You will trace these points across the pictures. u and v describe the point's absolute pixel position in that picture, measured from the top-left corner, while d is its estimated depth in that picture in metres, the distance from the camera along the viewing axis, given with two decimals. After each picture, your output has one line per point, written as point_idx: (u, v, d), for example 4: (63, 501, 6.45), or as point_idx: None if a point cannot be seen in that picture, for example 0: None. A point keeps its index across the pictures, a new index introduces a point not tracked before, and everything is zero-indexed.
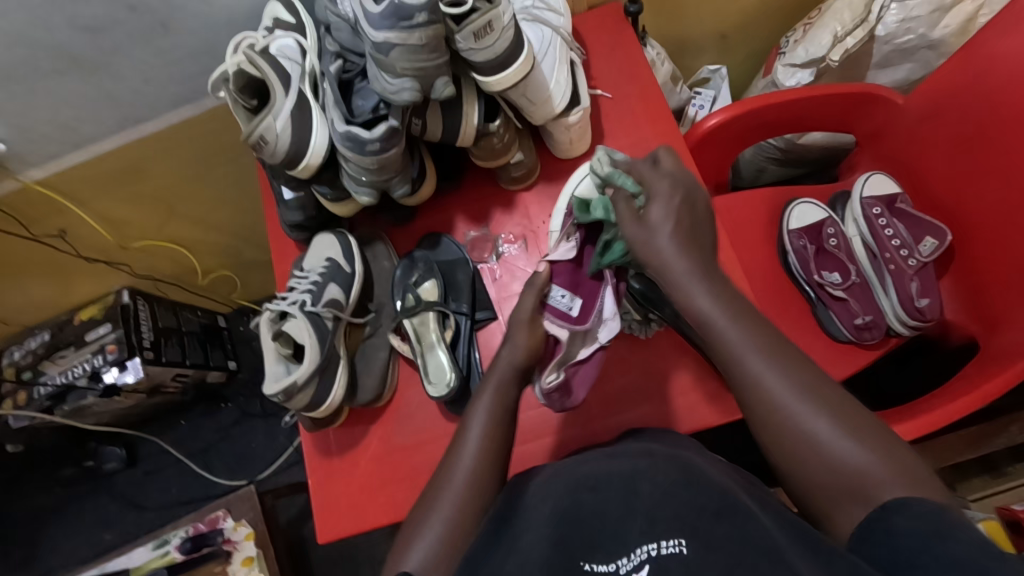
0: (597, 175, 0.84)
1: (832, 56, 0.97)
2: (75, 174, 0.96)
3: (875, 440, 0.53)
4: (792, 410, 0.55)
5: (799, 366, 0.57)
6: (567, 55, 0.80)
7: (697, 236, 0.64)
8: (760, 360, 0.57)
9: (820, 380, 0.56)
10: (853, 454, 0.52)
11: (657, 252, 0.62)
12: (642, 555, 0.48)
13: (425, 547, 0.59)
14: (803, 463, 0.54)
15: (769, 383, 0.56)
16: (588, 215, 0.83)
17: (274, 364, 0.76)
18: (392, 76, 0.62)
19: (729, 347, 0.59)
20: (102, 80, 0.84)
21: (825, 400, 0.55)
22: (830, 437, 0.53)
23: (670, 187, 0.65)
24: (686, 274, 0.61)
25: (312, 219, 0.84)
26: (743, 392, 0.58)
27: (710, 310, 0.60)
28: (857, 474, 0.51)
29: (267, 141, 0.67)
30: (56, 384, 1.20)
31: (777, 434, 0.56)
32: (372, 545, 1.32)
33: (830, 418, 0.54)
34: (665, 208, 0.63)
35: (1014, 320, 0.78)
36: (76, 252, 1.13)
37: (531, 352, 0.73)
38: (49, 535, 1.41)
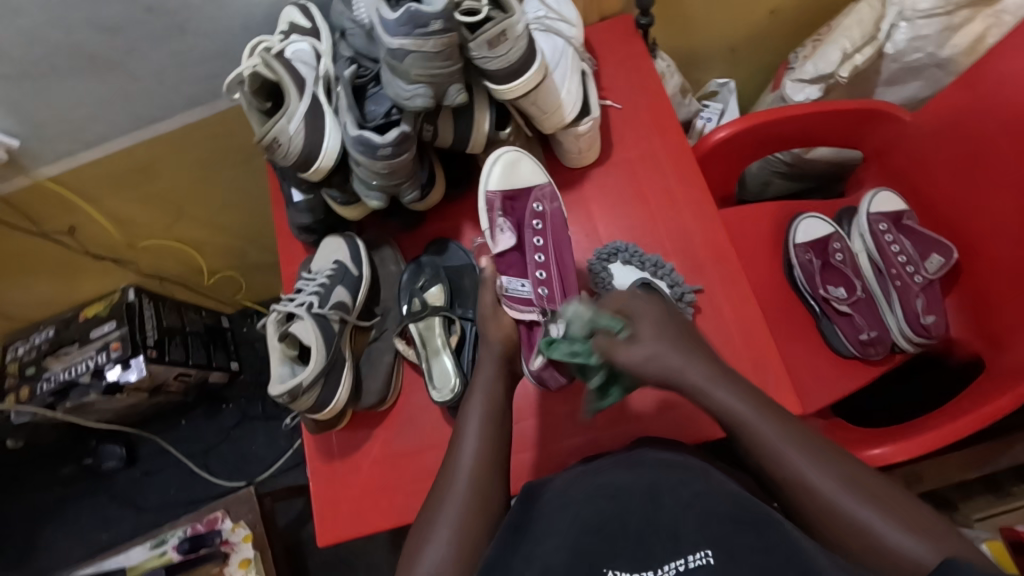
0: (503, 158, 0.79)
1: (840, 73, 0.98)
2: (87, 171, 0.96)
3: (920, 521, 0.53)
4: (838, 506, 0.55)
5: (839, 461, 0.57)
6: (579, 65, 0.81)
7: (673, 328, 0.68)
8: (798, 456, 0.58)
9: (862, 471, 0.57)
10: (908, 542, 0.52)
11: (652, 367, 0.65)
12: (670, 572, 0.50)
13: (435, 552, 0.59)
14: (853, 547, 0.54)
15: (808, 481, 0.57)
16: (514, 193, 0.79)
17: (279, 365, 0.76)
18: (406, 82, 0.62)
19: (762, 447, 0.59)
20: (118, 79, 0.85)
21: (863, 487, 0.56)
22: (884, 527, 0.53)
23: (650, 326, 0.68)
24: (705, 381, 0.64)
25: (320, 222, 0.85)
26: (783, 489, 0.58)
27: (747, 423, 0.60)
28: (906, 558, 0.52)
29: (280, 143, 0.68)
30: (59, 381, 1.20)
31: (817, 520, 0.56)
32: (370, 550, 1.31)
33: (871, 502, 0.55)
34: (642, 349, 0.65)
35: (1020, 339, 0.77)
36: (84, 249, 1.14)
37: (506, 345, 0.75)
38: (47, 532, 1.41)
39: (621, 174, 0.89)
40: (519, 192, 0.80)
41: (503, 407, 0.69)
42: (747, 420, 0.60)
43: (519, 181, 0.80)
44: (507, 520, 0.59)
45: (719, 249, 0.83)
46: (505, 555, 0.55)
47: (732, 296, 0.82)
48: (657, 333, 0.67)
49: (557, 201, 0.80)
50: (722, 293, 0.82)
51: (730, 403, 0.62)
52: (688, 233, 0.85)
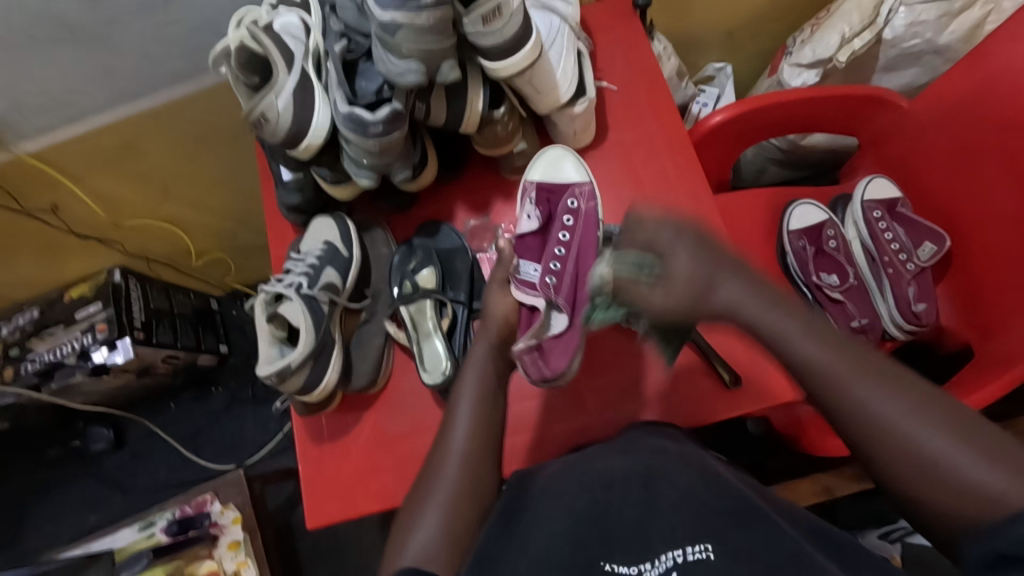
0: (547, 153, 0.85)
1: (839, 57, 0.97)
2: (71, 147, 0.94)
3: (1005, 456, 0.45)
4: (910, 433, 0.48)
5: (918, 394, 0.50)
6: (575, 44, 0.80)
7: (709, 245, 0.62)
8: (868, 381, 0.51)
9: (953, 406, 0.49)
10: (987, 475, 0.45)
11: (708, 298, 0.59)
12: (669, 561, 0.49)
13: (423, 535, 0.58)
14: (923, 483, 0.47)
15: (868, 403, 0.51)
16: (555, 186, 0.84)
17: (267, 345, 0.75)
18: (397, 58, 0.60)
19: (819, 373, 0.53)
20: (100, 52, 0.82)
21: (949, 420, 0.48)
22: (961, 459, 0.46)
23: (672, 238, 0.63)
24: (767, 313, 0.57)
25: (310, 202, 0.83)
26: (841, 415, 0.52)
27: (808, 352, 0.54)
28: (989, 499, 0.44)
29: (268, 119, 0.66)
30: (44, 362, 1.18)
31: (872, 446, 0.50)
32: (360, 533, 1.31)
33: (955, 436, 0.47)
34: (685, 257, 0.61)
35: (1008, 327, 0.77)
36: (68, 228, 1.11)
37: (504, 321, 0.75)
38: (33, 515, 1.40)
39: (616, 158, 0.88)
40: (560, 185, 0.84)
41: (497, 388, 0.69)
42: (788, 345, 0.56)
43: (560, 176, 0.84)
44: (499, 509, 0.59)
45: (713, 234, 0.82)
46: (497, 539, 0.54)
47: None
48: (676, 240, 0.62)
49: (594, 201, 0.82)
50: None
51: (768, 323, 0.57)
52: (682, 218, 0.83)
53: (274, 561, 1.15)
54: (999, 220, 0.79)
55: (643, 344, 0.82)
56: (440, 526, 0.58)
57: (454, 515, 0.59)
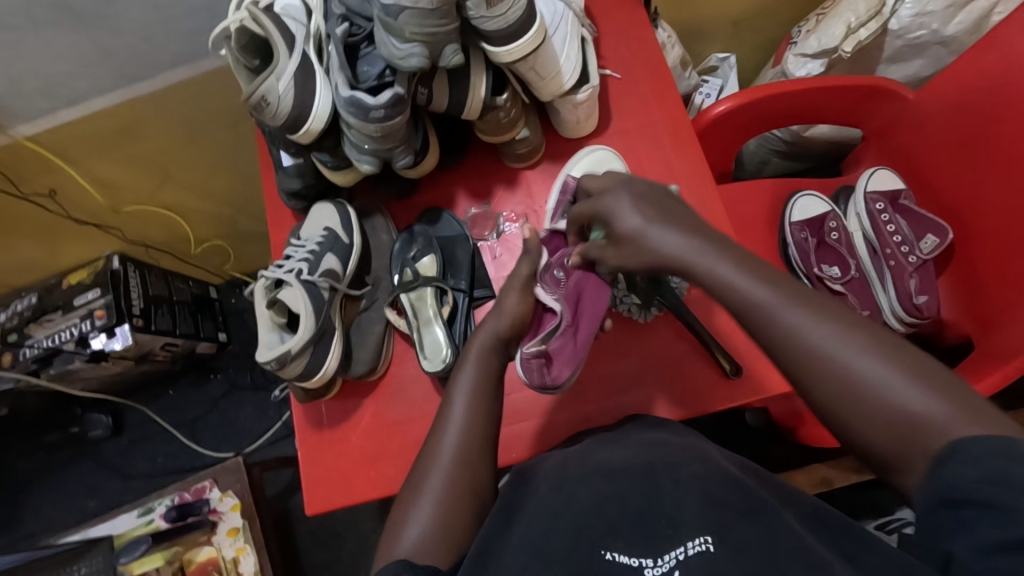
0: (594, 153, 0.85)
1: (844, 47, 0.96)
2: (69, 130, 0.93)
3: (937, 383, 0.46)
4: (844, 362, 0.48)
5: (852, 323, 0.50)
6: (579, 31, 0.79)
7: (655, 197, 0.64)
8: (802, 314, 0.51)
9: (884, 335, 0.49)
10: (918, 400, 0.45)
11: (644, 248, 0.61)
12: (671, 560, 0.49)
13: (416, 528, 0.58)
14: (858, 414, 0.47)
15: (805, 333, 0.50)
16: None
17: (267, 332, 0.75)
18: (400, 41, 0.60)
19: (754, 309, 0.53)
20: (99, 33, 0.81)
21: (882, 347, 0.48)
22: (892, 386, 0.46)
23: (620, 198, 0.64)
24: (701, 253, 0.57)
25: (311, 187, 0.83)
26: (776, 349, 0.52)
27: (743, 290, 0.54)
28: (919, 422, 0.45)
29: (268, 102, 0.65)
30: (42, 347, 1.17)
31: (811, 378, 0.50)
32: (358, 520, 1.32)
33: (889, 362, 0.47)
34: (630, 213, 0.62)
35: (1009, 319, 0.78)
36: (66, 213, 1.10)
37: (517, 321, 0.72)
38: (32, 500, 1.40)
39: (619, 146, 0.87)
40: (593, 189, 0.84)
41: (492, 384, 0.68)
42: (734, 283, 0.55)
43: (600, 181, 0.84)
44: (499, 504, 0.59)
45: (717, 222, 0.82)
46: (496, 531, 0.55)
47: None
48: (626, 196, 0.63)
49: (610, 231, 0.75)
50: None
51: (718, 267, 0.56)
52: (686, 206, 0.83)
53: (272, 547, 1.15)
54: (1002, 212, 0.79)
55: (644, 333, 0.82)
56: (433, 516, 0.58)
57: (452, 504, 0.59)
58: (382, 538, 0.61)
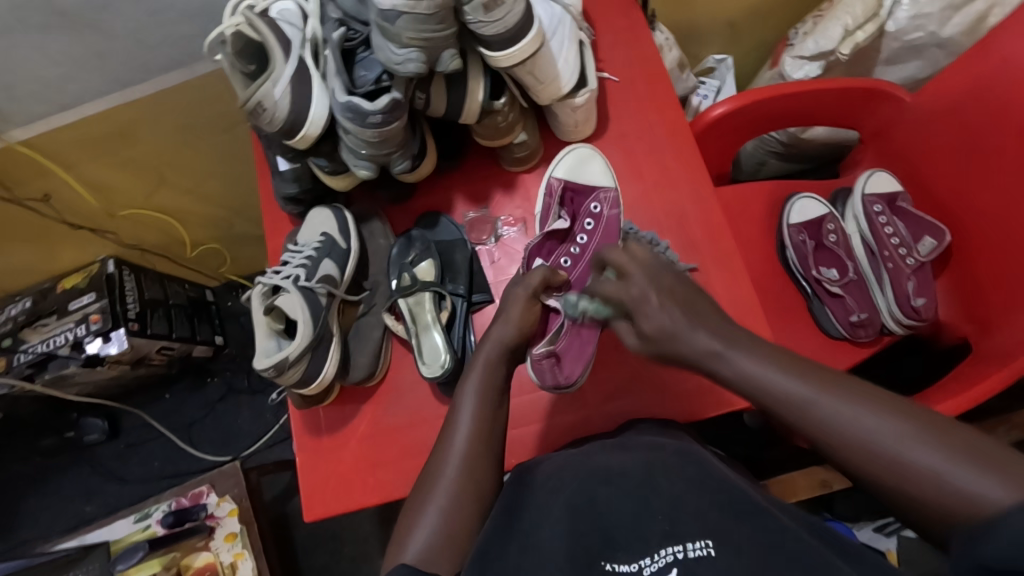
0: (577, 151, 0.86)
1: (841, 50, 0.96)
2: (63, 135, 0.92)
3: (987, 459, 0.45)
4: (883, 444, 0.49)
5: (885, 405, 0.51)
6: (576, 34, 0.78)
7: (668, 281, 0.66)
8: (836, 400, 0.52)
9: (921, 413, 0.50)
10: (962, 476, 0.45)
11: (681, 344, 0.62)
12: (668, 556, 0.50)
13: (424, 531, 0.58)
14: (910, 493, 0.47)
15: (841, 421, 0.51)
16: (581, 187, 0.84)
17: (265, 338, 0.75)
18: (397, 46, 0.59)
19: (790, 404, 0.54)
20: (93, 37, 0.81)
21: (919, 426, 0.49)
22: (942, 469, 0.46)
23: (642, 292, 0.65)
24: (730, 349, 0.60)
25: (307, 192, 0.82)
26: (820, 444, 0.53)
27: (775, 387, 0.56)
28: (981, 504, 0.43)
29: (265, 108, 0.65)
30: (37, 353, 1.16)
31: (859, 467, 0.50)
32: (357, 524, 1.31)
33: (930, 444, 0.47)
34: (654, 316, 0.64)
35: (1007, 321, 0.77)
36: (61, 217, 1.10)
37: (525, 329, 0.72)
38: (28, 505, 1.39)
39: (617, 149, 0.87)
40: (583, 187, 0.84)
41: (501, 390, 0.68)
42: (767, 378, 0.56)
43: (588, 177, 0.85)
44: (498, 504, 0.58)
45: (714, 226, 0.82)
46: (496, 535, 0.53)
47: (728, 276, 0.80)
48: (649, 289, 0.65)
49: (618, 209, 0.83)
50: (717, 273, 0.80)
51: (748, 364, 0.58)
52: (683, 210, 0.83)
53: (270, 551, 1.15)
54: (1002, 216, 0.78)
55: None
56: (439, 523, 0.58)
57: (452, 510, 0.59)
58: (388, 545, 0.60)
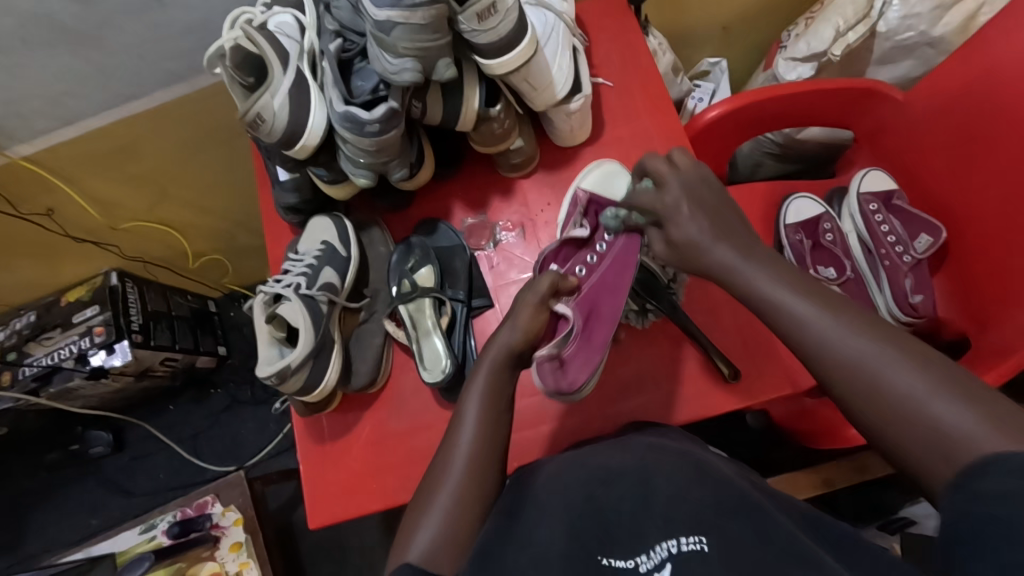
0: (604, 167, 0.84)
1: (833, 51, 0.97)
2: (65, 150, 0.93)
3: (966, 392, 0.46)
4: (876, 367, 0.50)
5: (886, 334, 0.52)
6: (570, 41, 0.79)
7: (706, 197, 0.68)
8: (835, 322, 0.54)
9: (920, 350, 0.50)
10: (938, 408, 0.46)
11: (703, 256, 0.65)
12: (663, 552, 0.50)
13: (427, 533, 0.58)
14: (877, 415, 0.49)
15: (836, 345, 0.53)
16: (603, 199, 0.80)
17: (267, 347, 0.75)
18: (393, 56, 0.60)
19: (791, 320, 0.57)
20: (95, 53, 0.82)
21: (906, 358, 0.50)
22: (920, 398, 0.47)
23: (677, 197, 0.68)
24: (740, 266, 0.62)
25: (308, 202, 0.83)
26: (815, 367, 0.54)
27: (781, 301, 0.58)
28: (948, 434, 0.45)
29: (264, 119, 0.66)
30: (42, 365, 1.17)
31: (847, 390, 0.52)
32: (362, 532, 1.31)
33: (913, 371, 0.49)
34: (688, 223, 0.67)
35: (1004, 317, 0.78)
36: (64, 232, 1.11)
37: (531, 337, 0.68)
38: (35, 519, 1.40)
39: (612, 153, 0.88)
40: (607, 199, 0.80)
41: (504, 384, 0.67)
42: (774, 293, 0.59)
43: (608, 190, 0.82)
44: (499, 509, 0.58)
45: None
46: (497, 537, 0.53)
47: None
48: (683, 198, 0.67)
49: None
50: None
51: (754, 278, 0.61)
52: None
53: (275, 561, 1.14)
54: (998, 211, 0.79)
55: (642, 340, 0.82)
56: (442, 523, 0.58)
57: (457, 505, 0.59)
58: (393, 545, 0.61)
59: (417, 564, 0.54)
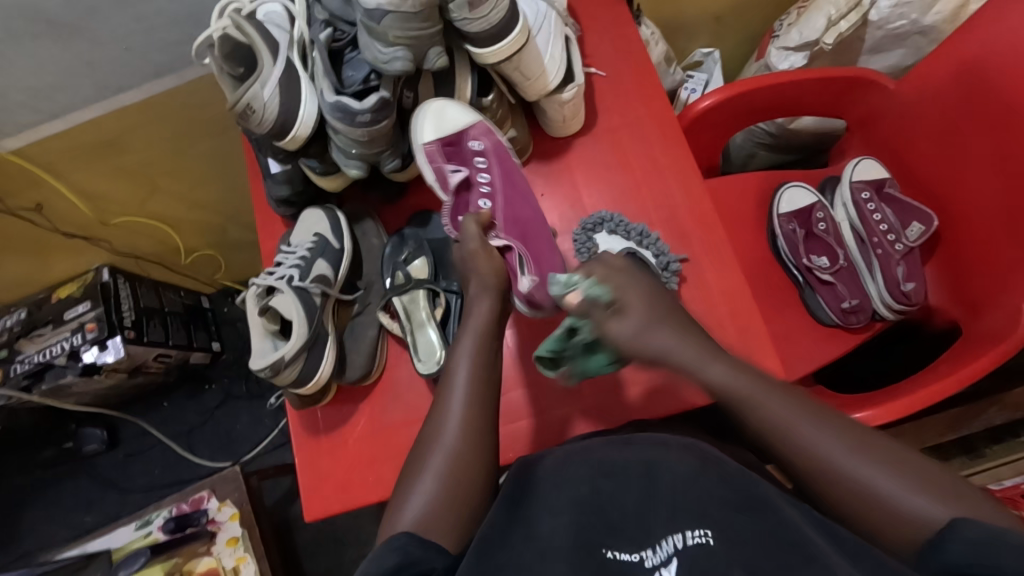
0: (428, 110, 0.75)
1: (824, 40, 0.97)
2: (53, 143, 0.93)
3: (935, 483, 0.49)
4: (841, 465, 0.51)
5: (851, 430, 0.53)
6: (562, 30, 0.79)
7: (661, 302, 0.63)
8: (804, 426, 0.54)
9: (882, 441, 0.52)
10: (917, 503, 0.48)
11: (643, 344, 0.60)
12: (670, 546, 0.51)
13: (424, 505, 0.57)
14: (852, 505, 0.51)
15: (812, 442, 0.53)
16: (451, 138, 0.76)
17: (261, 339, 0.75)
18: (384, 45, 0.60)
19: (767, 426, 0.55)
20: (82, 46, 0.81)
21: (872, 448, 0.52)
22: (896, 491, 0.49)
23: (640, 303, 0.61)
24: (696, 360, 0.59)
25: (300, 194, 0.83)
26: (788, 460, 0.54)
27: (736, 386, 0.57)
28: (921, 524, 0.48)
29: (254, 110, 0.65)
30: (34, 363, 1.16)
31: (820, 484, 0.53)
32: (358, 526, 1.32)
33: (882, 466, 0.50)
34: (626, 321, 0.61)
35: (995, 305, 0.79)
36: (53, 227, 1.10)
37: (498, 281, 0.72)
38: (28, 517, 1.39)
39: (606, 143, 0.88)
40: (456, 134, 0.76)
41: (497, 362, 0.68)
42: (740, 393, 0.56)
43: (454, 124, 0.76)
44: (503, 491, 0.59)
45: (704, 217, 0.83)
46: (501, 526, 0.54)
47: (717, 264, 0.81)
48: (635, 289, 0.62)
49: (496, 134, 0.79)
50: (706, 262, 0.81)
51: (723, 380, 0.58)
52: (674, 204, 0.84)
53: (273, 555, 1.15)
54: (990, 198, 0.79)
55: None
56: (437, 503, 0.57)
57: (453, 486, 0.58)
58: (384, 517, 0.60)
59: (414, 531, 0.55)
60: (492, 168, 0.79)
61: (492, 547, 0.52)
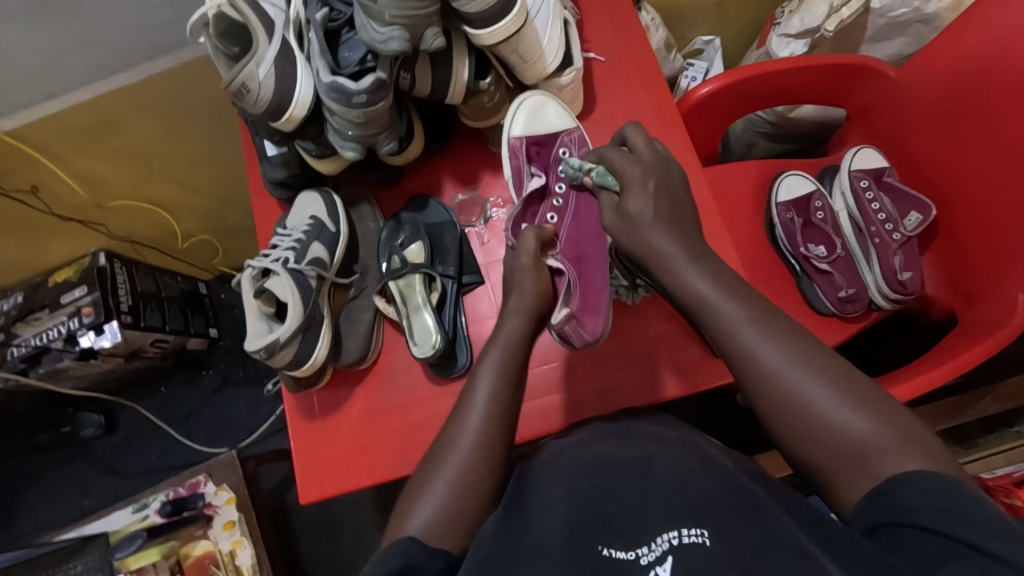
0: (513, 104, 0.81)
1: (827, 26, 0.96)
2: (47, 125, 0.92)
3: (878, 407, 0.51)
4: (793, 381, 0.54)
5: (809, 348, 0.56)
6: (562, 13, 0.79)
7: (679, 210, 0.66)
8: (763, 339, 0.57)
9: (836, 365, 0.55)
10: (851, 418, 0.51)
11: (645, 240, 0.64)
12: (665, 544, 0.48)
13: (430, 505, 0.57)
14: (789, 416, 0.54)
15: (764, 356, 0.56)
16: (542, 139, 0.82)
17: (256, 321, 0.75)
18: (380, 25, 0.60)
19: (724, 322, 0.59)
20: (76, 25, 0.80)
21: (824, 371, 0.54)
22: (832, 405, 0.52)
23: (643, 173, 0.66)
24: (676, 253, 0.63)
25: (296, 177, 0.82)
26: (738, 364, 0.58)
27: (705, 295, 0.61)
28: (858, 442, 0.50)
29: (249, 89, 0.64)
30: (30, 346, 1.16)
31: (768, 402, 0.56)
32: (355, 511, 1.32)
33: (831, 387, 0.53)
34: (643, 196, 0.65)
35: (991, 293, 0.79)
36: (48, 210, 1.09)
37: (539, 297, 0.71)
38: (26, 500, 1.39)
39: (605, 129, 0.87)
40: (547, 137, 0.82)
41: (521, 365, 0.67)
42: (711, 303, 0.60)
43: (546, 125, 0.83)
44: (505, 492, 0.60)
45: (702, 205, 0.83)
46: (499, 528, 0.53)
47: (716, 250, 0.81)
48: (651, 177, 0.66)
49: (540, 133, 0.82)
50: (706, 246, 0.81)
51: (697, 285, 0.62)
52: None
53: (270, 539, 1.15)
54: (989, 184, 0.78)
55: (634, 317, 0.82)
56: (444, 504, 0.57)
57: (458, 484, 0.58)
58: (389, 522, 0.60)
59: (416, 536, 0.54)
60: (573, 184, 0.81)
61: (492, 545, 0.51)
